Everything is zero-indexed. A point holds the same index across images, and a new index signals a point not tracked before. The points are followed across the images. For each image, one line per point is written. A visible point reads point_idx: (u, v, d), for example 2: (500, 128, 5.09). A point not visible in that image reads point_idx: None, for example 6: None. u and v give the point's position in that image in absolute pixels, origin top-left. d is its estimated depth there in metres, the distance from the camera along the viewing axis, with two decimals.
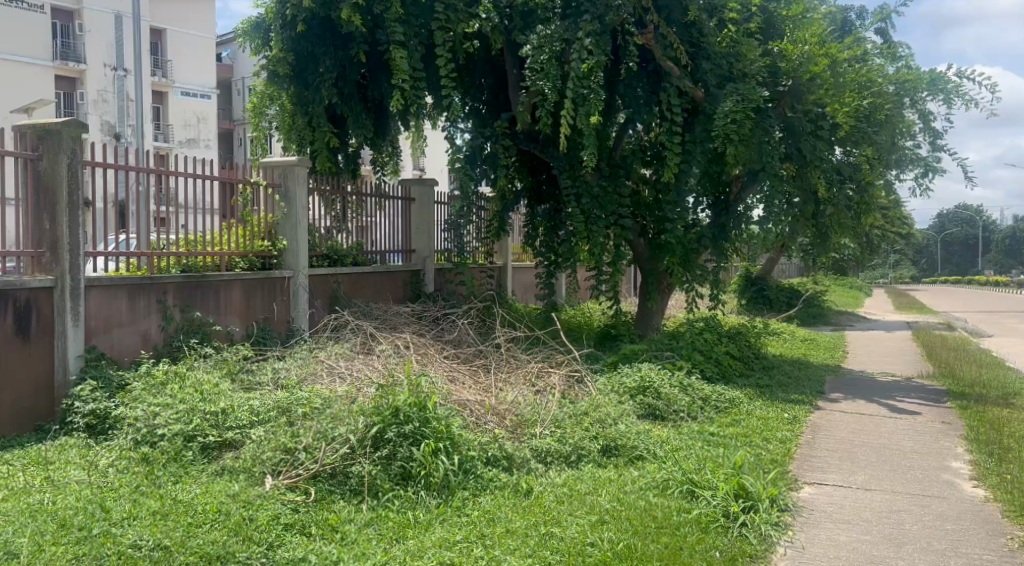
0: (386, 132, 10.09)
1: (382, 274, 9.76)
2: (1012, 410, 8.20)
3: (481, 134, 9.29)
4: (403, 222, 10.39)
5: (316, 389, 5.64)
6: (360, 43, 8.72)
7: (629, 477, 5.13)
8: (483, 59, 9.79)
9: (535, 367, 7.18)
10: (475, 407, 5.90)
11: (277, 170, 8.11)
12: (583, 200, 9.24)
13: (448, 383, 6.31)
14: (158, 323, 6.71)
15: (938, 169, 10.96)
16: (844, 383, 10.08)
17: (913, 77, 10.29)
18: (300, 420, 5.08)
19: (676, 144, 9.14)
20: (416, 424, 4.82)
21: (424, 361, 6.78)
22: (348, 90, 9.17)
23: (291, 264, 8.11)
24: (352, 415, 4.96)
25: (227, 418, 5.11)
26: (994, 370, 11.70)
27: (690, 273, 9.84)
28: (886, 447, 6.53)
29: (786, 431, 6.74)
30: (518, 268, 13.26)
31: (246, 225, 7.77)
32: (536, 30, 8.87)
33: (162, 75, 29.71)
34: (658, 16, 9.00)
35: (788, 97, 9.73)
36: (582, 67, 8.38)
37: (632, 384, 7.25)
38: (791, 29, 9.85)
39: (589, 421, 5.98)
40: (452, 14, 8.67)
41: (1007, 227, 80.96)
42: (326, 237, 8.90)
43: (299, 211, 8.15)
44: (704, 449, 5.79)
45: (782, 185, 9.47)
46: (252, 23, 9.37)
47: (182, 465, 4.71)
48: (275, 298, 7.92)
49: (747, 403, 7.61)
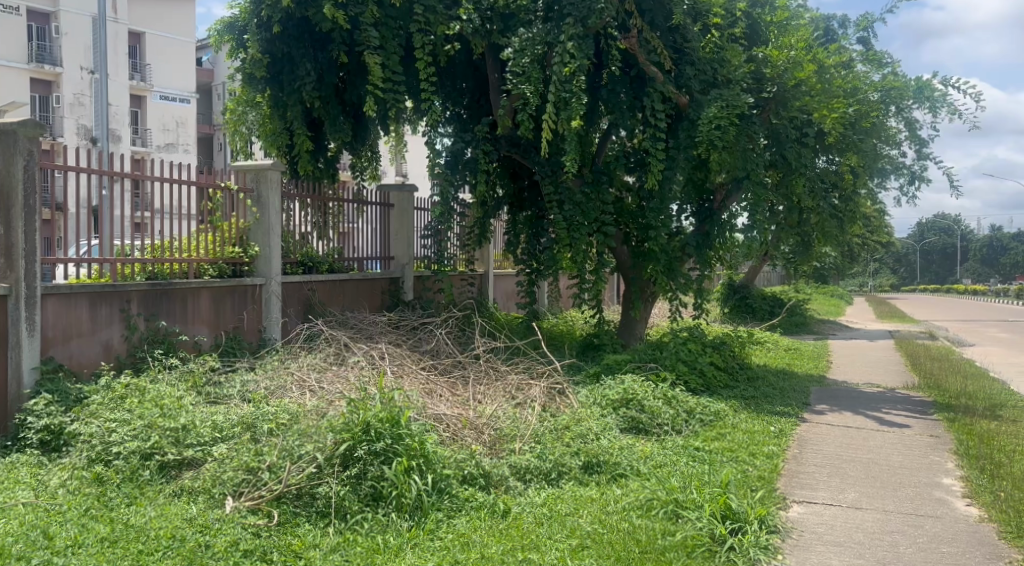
0: (365, 137, 9.83)
1: (359, 282, 9.49)
2: (1001, 423, 8.04)
3: (461, 139, 9.08)
4: (381, 228, 10.13)
5: (284, 403, 5.38)
6: (338, 43, 8.44)
7: (612, 496, 4.91)
8: (463, 63, 9.56)
9: (515, 378, 6.94)
10: (451, 422, 5.65)
11: (249, 174, 7.86)
12: (565, 207, 9.03)
13: (424, 396, 6.06)
14: (121, 333, 6.42)
15: (924, 178, 10.82)
16: (830, 394, 9.92)
17: (899, 84, 10.15)
18: (265, 437, 4.81)
19: (660, 151, 8.97)
20: (388, 441, 4.55)
21: (399, 373, 6.51)
22: (325, 92, 8.91)
23: (263, 271, 7.84)
24: (320, 431, 4.70)
25: (189, 435, 4.85)
26: (978, 380, 11.60)
27: (674, 282, 9.62)
28: (875, 463, 6.34)
29: (773, 445, 6.55)
30: (500, 275, 13.03)
31: (216, 231, 7.48)
32: (517, 33, 8.70)
33: (140, 79, 29.31)
34: (642, 21, 8.86)
35: (773, 104, 9.54)
36: (565, 71, 8.18)
37: (615, 396, 7.03)
38: (775, 36, 9.74)
39: (569, 436, 5.75)
40: (432, 16, 8.45)
41: (985, 238, 81.78)
42: (302, 243, 8.63)
43: (271, 216, 7.89)
44: (689, 466, 5.57)
45: (765, 192, 9.40)
46: (226, 23, 8.93)
47: (137, 485, 4.46)
48: (245, 306, 7.63)
49: (732, 416, 7.41)
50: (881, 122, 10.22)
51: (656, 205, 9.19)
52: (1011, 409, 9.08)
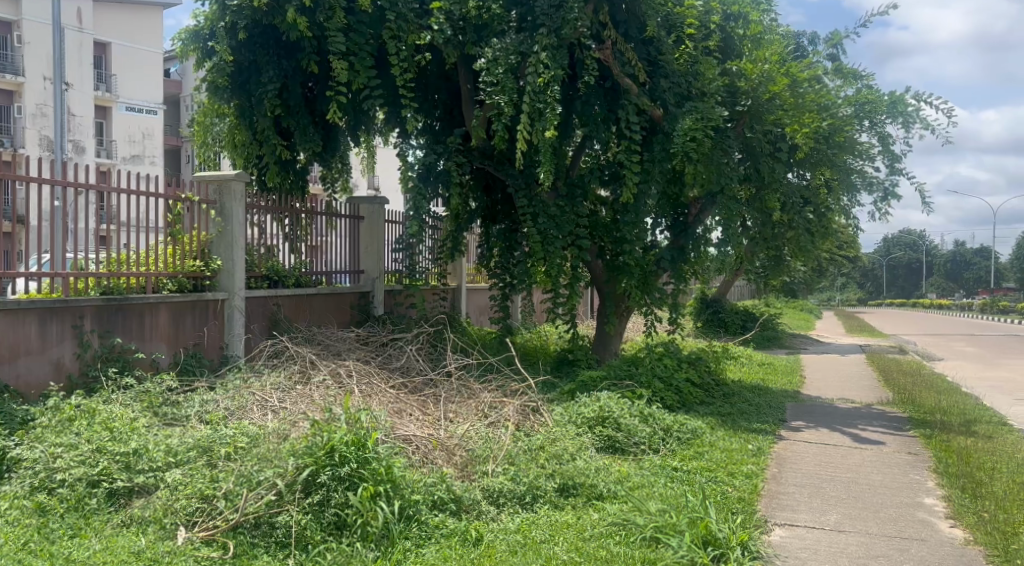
0: (335, 149, 9.61)
1: (327, 296, 9.23)
2: (978, 440, 7.97)
3: (434, 151, 8.83)
4: (351, 241, 9.89)
5: (244, 425, 5.11)
6: (308, 52, 8.23)
7: (588, 520, 4.71)
8: (436, 75, 9.38)
9: (488, 396, 6.72)
10: (420, 444, 5.41)
11: (212, 185, 7.59)
12: (539, 221, 8.84)
13: (392, 416, 5.81)
14: (73, 350, 6.12)
15: (897, 194, 10.77)
16: (805, 410, 9.80)
17: (873, 98, 10.03)
18: (222, 462, 4.56)
19: (635, 163, 8.83)
20: (353, 466, 4.29)
21: (367, 392, 6.25)
22: (293, 101, 8.67)
23: (225, 286, 7.56)
24: (281, 456, 4.44)
25: (141, 460, 4.57)
26: (950, 395, 11.59)
27: (649, 297, 9.47)
28: (856, 482, 6.20)
29: (752, 464, 6.40)
30: (472, 289, 12.81)
31: (177, 244, 7.19)
32: (490, 42, 8.53)
33: (105, 89, 28.76)
34: (616, 32, 8.75)
35: (747, 117, 9.49)
36: (538, 81, 8.03)
37: (590, 414, 6.84)
38: (749, 49, 9.64)
39: (544, 458, 5.53)
40: (403, 24, 8.26)
41: (949, 253, 83.22)
42: (267, 256, 8.33)
43: (235, 229, 7.62)
44: (667, 487, 5.39)
45: (739, 206, 9.26)
46: (190, 32, 8.56)
47: (83, 514, 4.19)
48: (207, 322, 7.35)
49: (709, 434, 7.25)
50: (855, 136, 10.16)
51: (631, 218, 9.03)
52: (986, 425, 9.03)
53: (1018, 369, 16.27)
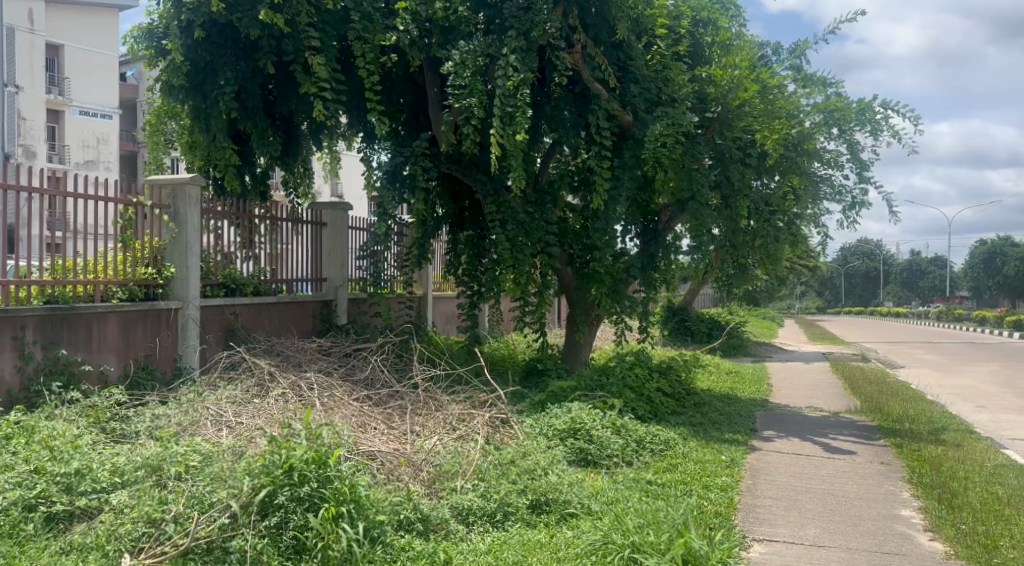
0: (297, 153, 9.38)
1: (288, 305, 8.91)
2: (949, 449, 7.93)
3: (399, 154, 8.61)
4: (313, 249, 9.59)
5: (196, 442, 4.81)
6: (266, 51, 7.89)
7: (562, 539, 4.51)
8: (401, 77, 9.10)
9: (455, 409, 6.48)
10: (386, 460, 5.16)
11: (166, 188, 7.28)
12: (508, 227, 8.64)
13: (356, 431, 5.55)
14: (13, 363, 5.77)
15: (866, 202, 10.72)
16: (776, 419, 9.71)
17: (842, 106, 9.79)
18: (172, 482, 4.26)
19: (605, 169, 8.70)
20: (313, 485, 4.03)
21: (330, 405, 5.97)
22: (250, 103, 8.32)
23: (179, 294, 7.22)
24: (236, 475, 4.15)
25: (84, 480, 4.27)
26: (917, 403, 11.61)
27: (620, 305, 9.31)
28: (831, 494, 6.08)
29: (727, 476, 6.25)
30: (439, 297, 12.56)
31: (128, 250, 6.85)
32: (458, 44, 8.32)
33: (57, 93, 27.99)
34: (586, 36, 8.60)
35: (716, 123, 9.44)
36: (508, 84, 7.85)
37: (562, 426, 6.65)
38: (718, 55, 9.52)
39: (515, 472, 5.30)
40: (368, 24, 8.02)
41: (906, 262, 84.92)
42: (224, 263, 8.01)
43: (190, 235, 7.29)
44: (643, 502, 5.20)
45: (710, 213, 9.14)
46: (145, 30, 8.21)
47: (18, 542, 3.88)
48: (159, 332, 7.00)
49: (682, 445, 7.09)
50: (824, 144, 10.09)
51: (601, 226, 8.84)
52: (955, 433, 9.01)
53: (979, 377, 16.44)
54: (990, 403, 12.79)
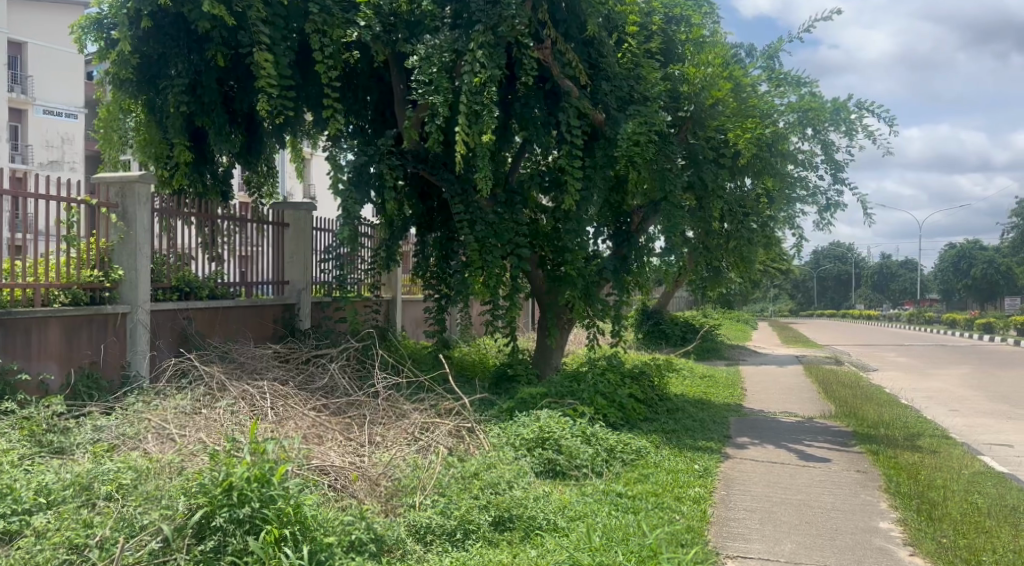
0: (260, 151, 9.15)
1: (248, 308, 8.56)
2: (926, 455, 7.75)
3: (364, 153, 8.24)
4: (275, 250, 9.23)
5: (133, 457, 4.48)
6: (218, 43, 7.58)
7: (525, 558, 4.22)
8: (366, 74, 8.81)
9: (418, 417, 6.20)
10: (339, 476, 4.87)
11: (114, 187, 6.91)
12: (476, 228, 8.36)
13: (309, 443, 5.25)
14: None
15: (840, 204, 10.57)
16: (751, 425, 9.49)
17: (816, 105, 9.60)
18: (101, 503, 3.95)
19: (576, 169, 8.44)
20: (254, 506, 3.72)
21: (283, 416, 5.67)
22: (206, 98, 8.00)
23: (128, 298, 6.86)
24: (170, 494, 3.90)
25: (4, 501, 3.93)
26: (892, 408, 11.45)
27: (591, 308, 9.06)
28: (808, 505, 5.86)
29: (699, 487, 6.01)
30: (407, 301, 12.26)
31: (73, 252, 6.49)
32: (423, 39, 8.03)
33: (20, 92, 27.31)
34: (556, 32, 8.36)
35: (690, 123, 9.27)
36: (475, 81, 7.58)
37: (529, 436, 6.37)
38: (691, 52, 9.25)
39: (478, 486, 4.98)
40: (327, 17, 7.70)
41: (876, 266, 85.93)
42: (178, 265, 7.66)
43: (140, 236, 6.93)
44: (612, 517, 4.95)
45: (682, 215, 8.91)
46: (92, 19, 7.83)
47: None
48: (105, 338, 6.64)
49: (654, 453, 6.85)
50: (798, 145, 9.92)
51: (573, 227, 8.62)
52: (931, 439, 8.86)
53: (951, 379, 16.42)
54: (963, 407, 12.73)
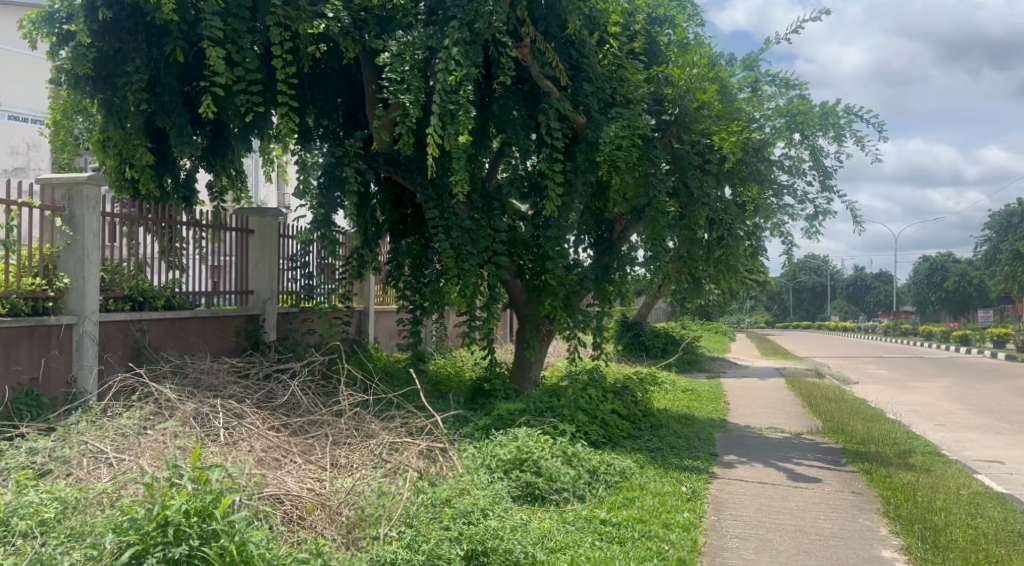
0: (225, 154, 8.63)
1: (207, 320, 8.06)
2: (922, 474, 7.41)
3: (332, 155, 7.75)
4: (239, 259, 8.73)
5: (62, 488, 4.00)
6: (176, 37, 7.15)
7: None
8: (336, 73, 8.39)
9: (387, 437, 5.75)
10: (294, 505, 4.44)
11: (61, 189, 6.42)
12: (451, 234, 7.93)
13: (265, 468, 4.79)
14: None
15: (829, 212, 10.26)
16: (737, 442, 9.11)
17: (804, 109, 9.30)
18: (17, 541, 3.48)
19: (556, 173, 8.05)
20: (194, 544, 3.28)
21: (237, 438, 5.21)
22: (165, 96, 7.52)
23: (75, 308, 6.38)
24: (97, 531, 3.43)
25: None
26: (880, 423, 11.13)
27: (572, 320, 8.62)
28: (804, 532, 5.47)
29: (688, 512, 5.61)
30: (380, 312, 11.82)
31: (13, 259, 5.98)
32: (395, 35, 7.61)
33: None
34: (535, 30, 7.98)
35: (675, 127, 8.90)
36: (450, 80, 7.14)
37: (506, 456, 5.92)
38: (675, 53, 8.91)
39: (449, 516, 4.44)
40: (292, 11, 7.28)
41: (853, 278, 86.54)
42: (132, 274, 7.16)
43: (88, 241, 6.44)
44: (597, 550, 4.56)
45: (666, 223, 8.58)
46: (43, 13, 7.28)
47: None
48: (47, 352, 6.15)
49: (639, 474, 6.45)
50: (784, 151, 9.61)
51: (553, 234, 8.21)
52: (923, 456, 8.52)
53: (934, 393, 16.20)
54: (948, 421, 12.47)
